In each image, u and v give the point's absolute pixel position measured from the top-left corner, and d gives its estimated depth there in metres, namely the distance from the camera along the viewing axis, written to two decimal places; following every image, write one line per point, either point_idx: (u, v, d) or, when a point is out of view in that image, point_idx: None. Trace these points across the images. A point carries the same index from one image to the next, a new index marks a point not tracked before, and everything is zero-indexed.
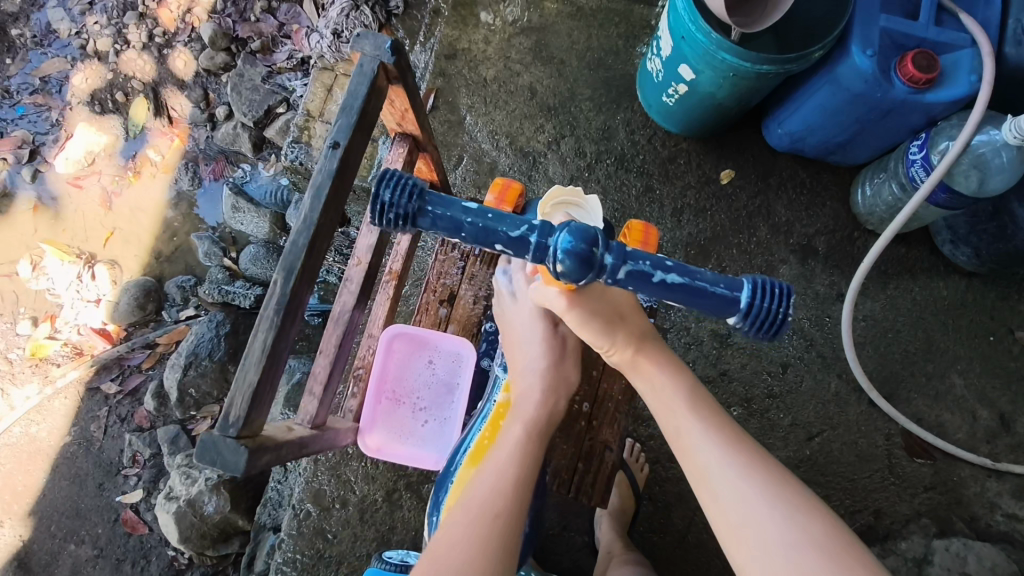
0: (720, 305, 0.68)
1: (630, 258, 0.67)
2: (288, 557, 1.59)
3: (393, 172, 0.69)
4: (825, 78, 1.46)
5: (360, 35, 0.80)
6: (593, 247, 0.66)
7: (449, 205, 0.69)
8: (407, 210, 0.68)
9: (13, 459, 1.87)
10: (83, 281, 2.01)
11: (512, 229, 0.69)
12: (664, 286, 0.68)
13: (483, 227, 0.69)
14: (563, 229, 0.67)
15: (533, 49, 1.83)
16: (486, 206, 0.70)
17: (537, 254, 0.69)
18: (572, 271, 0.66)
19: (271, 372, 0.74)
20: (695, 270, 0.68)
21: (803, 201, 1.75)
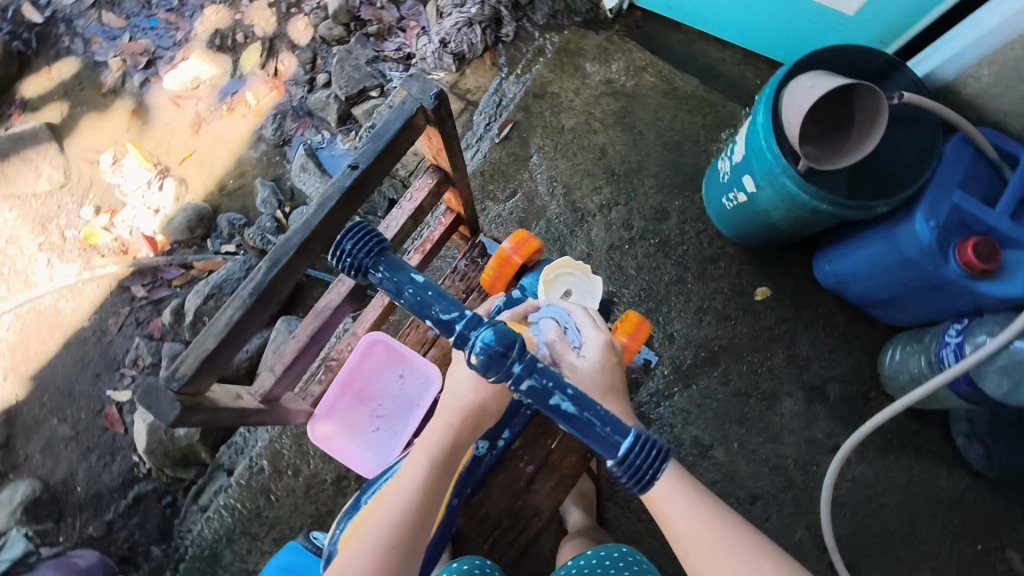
0: (601, 445, 0.72)
1: (536, 372, 0.71)
2: (230, 503, 1.68)
3: (368, 227, 0.79)
4: (884, 233, 1.44)
5: (410, 75, 0.83)
6: (506, 351, 0.69)
7: (401, 270, 0.78)
8: (362, 264, 0.78)
9: (36, 325, 2.03)
10: (151, 189, 2.17)
11: (443, 310, 0.75)
12: (559, 411, 0.72)
13: (420, 300, 0.76)
14: (489, 326, 0.71)
15: (617, 113, 1.88)
16: (431, 282, 0.78)
17: (456, 339, 0.73)
18: (482, 364, 0.69)
19: (230, 345, 0.78)
20: (592, 404, 0.72)
21: (830, 343, 1.71)
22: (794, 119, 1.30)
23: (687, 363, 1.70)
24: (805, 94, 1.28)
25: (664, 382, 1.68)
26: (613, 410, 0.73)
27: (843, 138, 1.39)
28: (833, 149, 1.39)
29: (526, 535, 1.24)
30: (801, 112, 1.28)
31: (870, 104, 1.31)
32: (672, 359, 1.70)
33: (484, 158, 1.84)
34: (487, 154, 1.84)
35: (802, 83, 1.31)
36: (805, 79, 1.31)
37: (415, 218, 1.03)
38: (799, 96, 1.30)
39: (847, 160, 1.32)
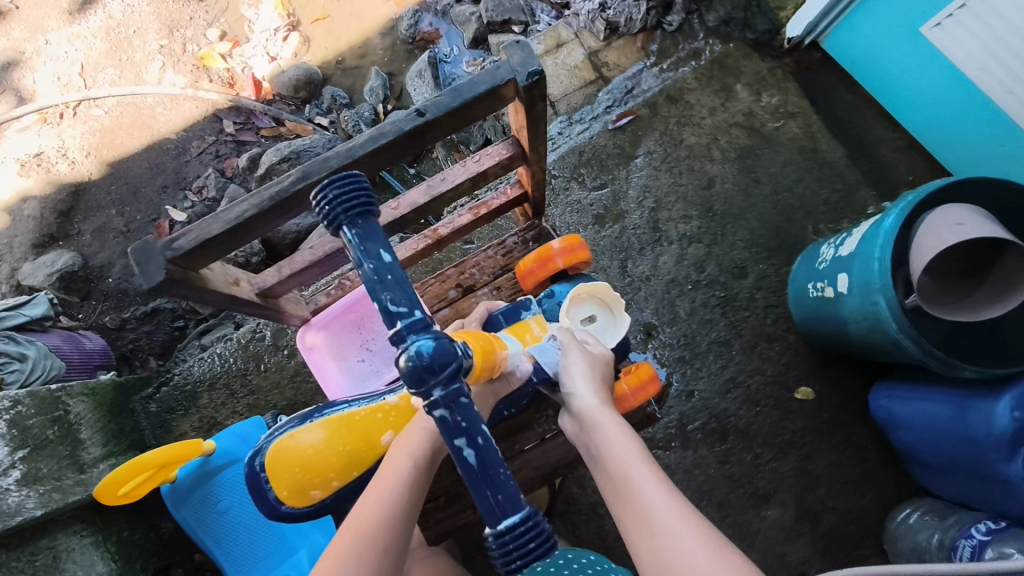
0: (486, 504, 0.60)
1: (455, 405, 0.60)
2: (225, 355, 1.75)
3: (362, 181, 0.70)
4: (957, 399, 1.29)
5: (515, 43, 0.76)
6: (436, 369, 0.60)
7: (375, 241, 0.66)
8: (337, 218, 0.67)
9: (131, 118, 2.13)
10: (276, 36, 2.20)
11: (395, 300, 0.64)
12: (459, 454, 0.60)
13: (374, 282, 0.65)
14: (434, 334, 0.62)
15: (743, 149, 1.74)
16: (398, 265, 0.66)
17: (393, 336, 0.63)
18: (406, 371, 0.61)
19: (235, 236, 0.76)
20: (500, 462, 0.60)
21: (849, 473, 1.56)
22: (925, 249, 1.13)
23: (694, 426, 1.59)
24: (948, 231, 1.10)
25: (663, 433, 1.60)
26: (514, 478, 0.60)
27: (971, 289, 1.23)
28: (953, 294, 1.24)
29: (453, 520, 1.22)
30: (935, 247, 1.11)
31: (1015, 264, 1.15)
32: (681, 415, 1.60)
33: (590, 138, 1.78)
34: (595, 136, 1.78)
35: (952, 212, 1.12)
36: (955, 210, 1.13)
37: (474, 182, 0.97)
38: (942, 230, 1.11)
39: (961, 315, 1.18)
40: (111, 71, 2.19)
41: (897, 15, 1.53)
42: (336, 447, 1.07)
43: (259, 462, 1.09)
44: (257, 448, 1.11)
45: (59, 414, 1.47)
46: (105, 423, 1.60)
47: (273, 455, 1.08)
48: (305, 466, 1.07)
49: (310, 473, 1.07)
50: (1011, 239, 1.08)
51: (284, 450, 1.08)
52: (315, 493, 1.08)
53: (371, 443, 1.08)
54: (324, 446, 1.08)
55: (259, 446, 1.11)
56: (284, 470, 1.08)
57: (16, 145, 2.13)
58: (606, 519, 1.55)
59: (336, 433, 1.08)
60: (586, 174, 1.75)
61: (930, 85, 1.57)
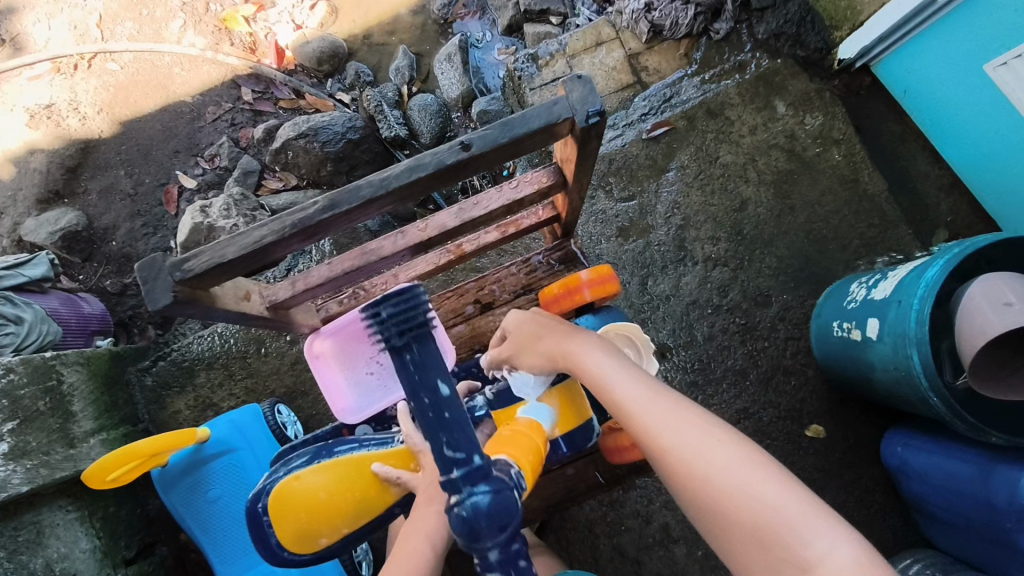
0: None
1: (512, 571, 0.56)
2: (227, 335, 1.70)
3: (418, 293, 0.63)
4: (979, 462, 1.24)
5: (579, 77, 0.70)
6: (496, 531, 0.56)
7: (433, 372, 0.59)
8: (391, 339, 0.59)
9: (147, 76, 2.06)
10: (303, 4, 2.11)
11: (453, 445, 0.58)
12: None
13: (431, 421, 0.58)
14: (490, 491, 0.57)
15: (781, 173, 1.67)
16: (455, 400, 0.60)
17: (446, 484, 0.58)
18: (459, 527, 0.56)
19: (253, 257, 0.70)
20: None
21: (853, 517, 1.53)
22: (974, 332, 1.09)
23: None
24: (998, 314, 1.05)
25: None
26: None
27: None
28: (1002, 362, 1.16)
29: None
30: (986, 333, 1.06)
31: None
32: None
33: (622, 146, 1.71)
34: (627, 144, 1.70)
35: (993, 288, 1.08)
36: (1000, 284, 1.08)
37: (508, 208, 0.91)
38: (988, 311, 1.07)
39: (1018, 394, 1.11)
40: (129, 24, 2.11)
41: (962, 47, 1.45)
42: (343, 495, 1.04)
43: (261, 506, 1.07)
44: (260, 489, 1.08)
45: (51, 384, 1.42)
46: (98, 395, 1.55)
47: (278, 499, 1.05)
48: (311, 514, 1.04)
49: (315, 519, 1.04)
50: None
51: (289, 491, 1.05)
52: (321, 540, 1.05)
53: (381, 492, 1.05)
54: (332, 491, 1.05)
55: (261, 488, 1.08)
56: (289, 513, 1.05)
57: (27, 93, 2.05)
58: (599, 541, 1.54)
59: (344, 477, 1.05)
60: (614, 180, 1.68)
61: (983, 126, 1.48)
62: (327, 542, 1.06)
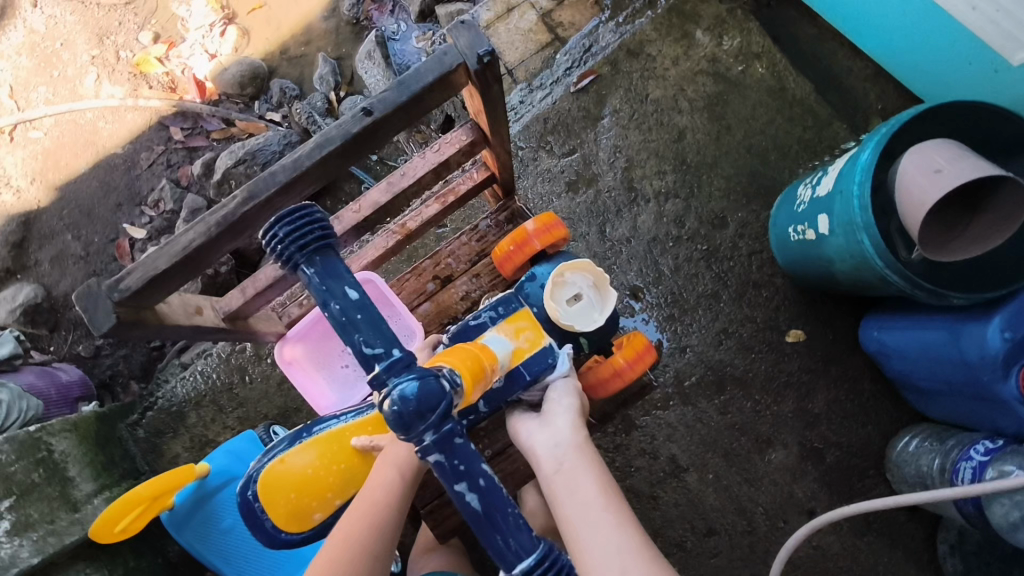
0: (493, 549, 0.61)
1: (449, 450, 0.62)
2: (208, 371, 1.69)
3: (313, 213, 0.68)
4: (949, 325, 1.29)
5: (462, 23, 0.72)
6: (426, 413, 0.61)
7: (336, 277, 0.66)
8: (292, 256, 0.66)
9: (73, 137, 2.03)
10: (212, 32, 2.09)
11: (369, 342, 0.64)
12: (461, 499, 0.62)
13: (344, 320, 0.64)
14: (416, 378, 0.61)
15: (711, 97, 1.70)
16: (366, 302, 0.66)
17: (373, 381, 0.63)
18: (393, 418, 0.61)
19: (187, 266, 0.73)
20: (503, 500, 0.62)
21: (846, 408, 1.58)
22: (915, 206, 1.11)
23: (691, 381, 1.60)
24: (931, 184, 1.08)
25: (660, 392, 1.60)
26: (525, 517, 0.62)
27: (967, 220, 1.18)
28: (948, 226, 1.19)
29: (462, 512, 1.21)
30: (925, 203, 1.09)
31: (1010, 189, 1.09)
32: (676, 372, 1.60)
33: (553, 104, 1.72)
34: (558, 101, 1.71)
35: (926, 160, 1.11)
36: (926, 157, 1.11)
37: (437, 172, 0.93)
38: (923, 184, 1.10)
39: (967, 251, 1.14)
40: (43, 89, 2.08)
41: None
42: (327, 466, 1.07)
43: (251, 493, 1.09)
44: (248, 478, 1.10)
45: (43, 455, 1.40)
46: (92, 457, 1.54)
47: (266, 482, 1.08)
48: (300, 491, 1.07)
49: (305, 495, 1.07)
50: (996, 170, 1.06)
51: (276, 474, 1.08)
52: (315, 515, 1.08)
53: (362, 459, 1.06)
54: (317, 466, 1.07)
55: (248, 476, 1.10)
56: (279, 494, 1.07)
57: None
58: (613, 485, 1.57)
59: (326, 451, 1.07)
60: (552, 138, 1.70)
61: (889, 10, 1.53)
62: (322, 515, 1.08)
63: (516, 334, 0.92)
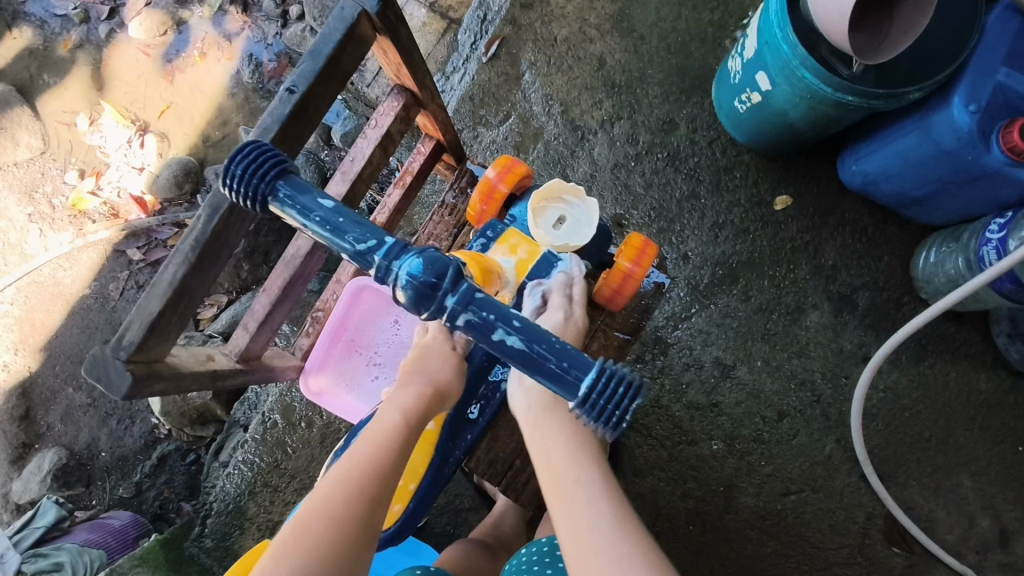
0: (555, 382, 0.65)
1: (473, 305, 0.65)
2: (248, 458, 1.67)
3: (262, 149, 0.72)
4: (916, 123, 1.30)
5: None
6: (437, 281, 0.64)
7: (306, 194, 0.69)
8: (258, 189, 0.70)
9: (39, 296, 2.02)
10: (132, 147, 2.10)
11: (360, 239, 0.67)
12: (504, 347, 0.65)
13: (330, 228, 0.68)
14: (417, 253, 0.65)
15: (615, 17, 1.72)
16: (341, 207, 0.69)
17: (377, 273, 0.66)
18: (410, 299, 0.65)
19: (179, 305, 0.79)
20: (543, 336, 0.65)
21: (858, 249, 1.58)
22: (836, 21, 1.12)
23: (704, 282, 1.59)
24: None
25: (679, 303, 1.59)
26: (571, 344, 0.65)
27: (890, 18, 1.18)
28: (875, 30, 1.19)
29: None
30: (845, 11, 1.09)
31: None
32: (688, 279, 1.60)
33: (473, 80, 1.72)
34: (475, 76, 1.73)
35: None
36: None
37: (383, 147, 1.01)
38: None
39: (902, 42, 1.13)
40: None
41: None
42: None
43: None
44: None
45: None
46: None
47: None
48: None
49: None
50: None
51: None
52: (394, 506, 1.08)
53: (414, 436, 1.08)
54: None
55: None
56: None
57: None
58: (672, 408, 1.55)
59: None
60: (483, 112, 1.71)
61: None
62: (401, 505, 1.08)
63: (514, 249, 1.02)
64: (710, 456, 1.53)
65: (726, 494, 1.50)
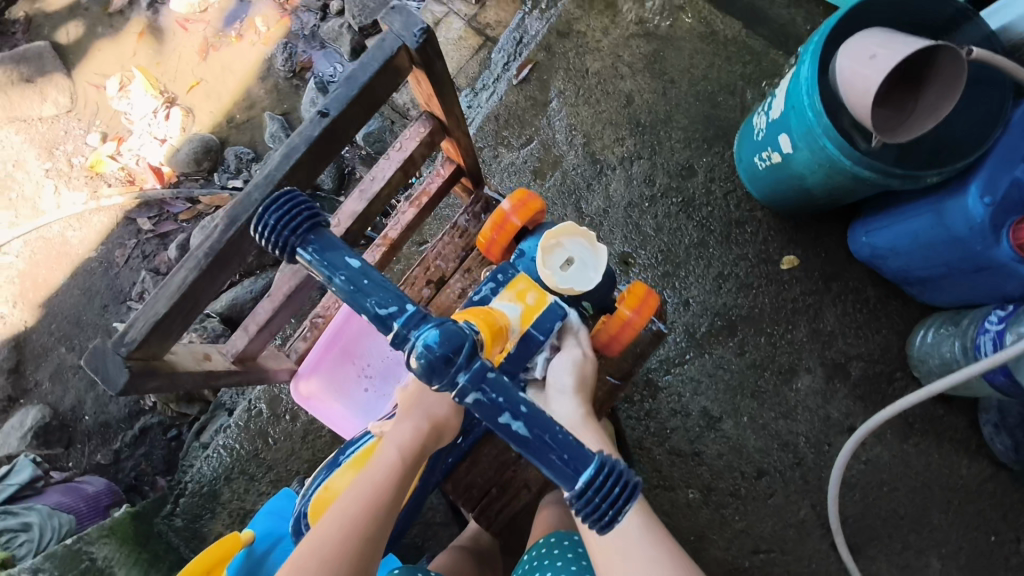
0: (554, 472, 0.64)
1: (482, 383, 0.66)
2: (230, 443, 1.67)
3: (297, 199, 0.75)
4: (930, 206, 1.31)
5: (394, 10, 0.83)
6: (451, 355, 0.66)
7: (335, 251, 0.73)
8: (287, 240, 0.73)
9: (44, 253, 2.03)
10: (157, 118, 2.12)
11: (380, 303, 0.70)
12: (509, 430, 0.65)
13: (353, 288, 0.71)
14: (435, 326, 0.67)
15: (648, 57, 1.73)
16: (367, 268, 0.72)
17: (395, 339, 0.69)
18: (423, 370, 0.66)
19: (186, 307, 0.81)
20: (548, 423, 0.66)
21: (858, 319, 1.60)
22: (861, 96, 1.14)
23: (702, 330, 1.60)
24: (870, 69, 1.11)
25: (675, 349, 1.60)
26: (574, 435, 0.65)
27: (914, 97, 1.21)
28: (900, 110, 1.21)
29: (512, 505, 1.21)
30: (870, 89, 1.11)
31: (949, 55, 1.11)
32: (686, 326, 1.61)
33: (500, 100, 1.74)
34: (503, 96, 1.74)
35: (860, 51, 1.14)
36: (859, 47, 1.15)
37: (404, 170, 1.03)
38: (862, 71, 1.13)
39: (922, 126, 1.15)
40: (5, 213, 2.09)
41: None
42: None
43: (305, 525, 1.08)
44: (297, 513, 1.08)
45: (85, 565, 1.36)
46: (137, 555, 1.51)
47: (315, 510, 1.06)
48: None
49: None
50: (929, 43, 1.09)
51: (323, 501, 1.06)
52: None
53: None
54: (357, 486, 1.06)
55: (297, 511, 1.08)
56: None
57: None
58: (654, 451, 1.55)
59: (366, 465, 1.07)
60: (507, 133, 1.72)
61: None
62: None
63: (520, 296, 1.00)
64: (685, 504, 1.53)
65: (695, 544, 1.51)
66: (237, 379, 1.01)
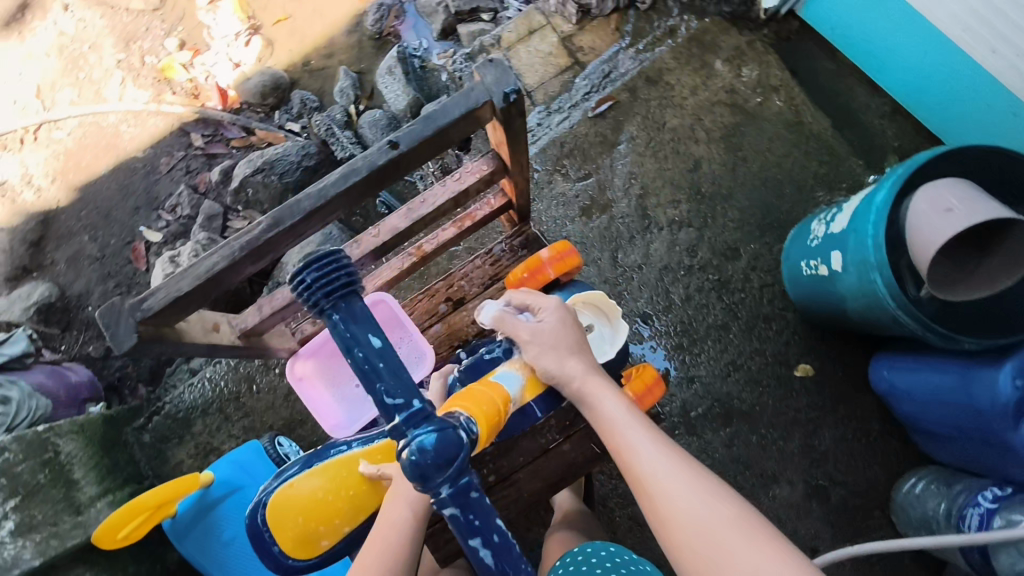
0: None
1: (466, 505, 0.66)
2: (216, 378, 1.70)
3: (340, 258, 0.70)
4: (960, 369, 1.28)
5: (490, 63, 0.83)
6: (444, 468, 0.65)
7: (359, 326, 0.68)
8: (318, 302, 0.69)
9: (95, 139, 2.07)
10: (237, 41, 2.13)
11: (390, 394, 0.67)
12: (476, 554, 0.66)
13: (367, 372, 0.67)
14: (435, 433, 0.66)
15: (727, 128, 1.71)
16: (387, 351, 0.68)
17: (392, 431, 0.67)
18: (410, 470, 0.65)
19: (208, 285, 0.82)
20: (514, 554, 0.66)
21: (853, 447, 1.57)
22: (924, 243, 1.12)
23: (697, 412, 1.58)
24: (942, 221, 1.08)
25: (666, 422, 1.58)
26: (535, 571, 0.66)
27: (978, 259, 1.18)
28: (960, 266, 1.18)
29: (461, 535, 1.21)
30: (936, 242, 1.09)
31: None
32: (683, 402, 1.59)
33: (571, 128, 1.73)
34: (575, 125, 1.73)
35: (938, 198, 1.11)
36: (937, 194, 1.11)
37: (456, 200, 1.04)
38: (932, 221, 1.10)
39: (978, 291, 1.14)
40: (70, 91, 2.14)
41: None
42: (330, 494, 1.17)
43: (259, 517, 1.17)
44: (256, 503, 1.19)
45: (49, 456, 1.38)
46: (98, 459, 1.51)
47: (275, 507, 1.17)
48: (306, 512, 1.16)
49: (314, 519, 1.16)
50: (1007, 214, 1.07)
51: (285, 498, 1.17)
52: (324, 541, 1.17)
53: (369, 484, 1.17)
54: (320, 495, 1.17)
55: (257, 500, 1.19)
56: (289, 517, 1.16)
57: None
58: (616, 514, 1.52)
59: (335, 477, 1.18)
60: (567, 162, 1.71)
61: (913, 48, 1.53)
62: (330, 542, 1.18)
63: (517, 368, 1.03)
64: None
65: None
66: (235, 344, 1.01)
